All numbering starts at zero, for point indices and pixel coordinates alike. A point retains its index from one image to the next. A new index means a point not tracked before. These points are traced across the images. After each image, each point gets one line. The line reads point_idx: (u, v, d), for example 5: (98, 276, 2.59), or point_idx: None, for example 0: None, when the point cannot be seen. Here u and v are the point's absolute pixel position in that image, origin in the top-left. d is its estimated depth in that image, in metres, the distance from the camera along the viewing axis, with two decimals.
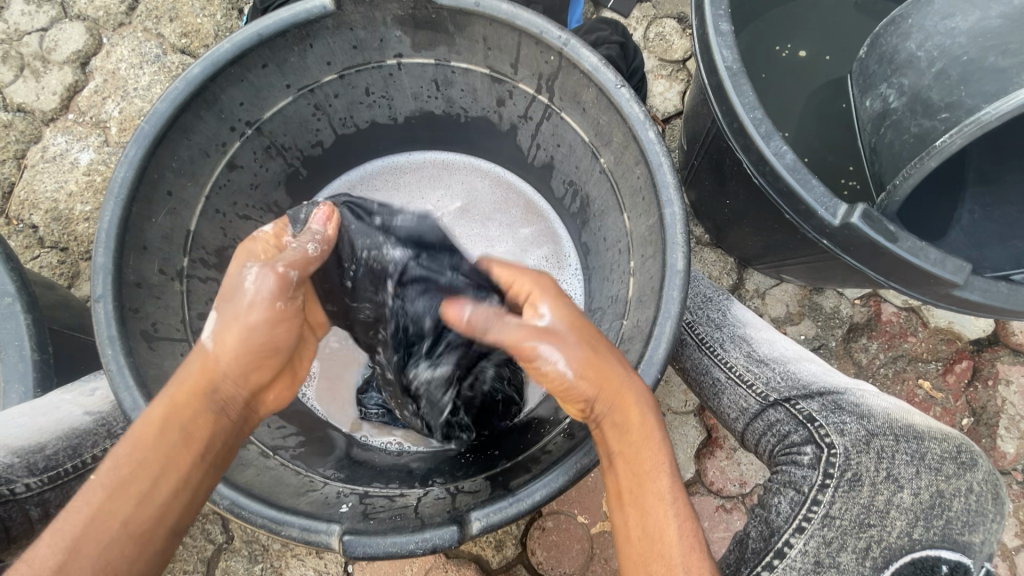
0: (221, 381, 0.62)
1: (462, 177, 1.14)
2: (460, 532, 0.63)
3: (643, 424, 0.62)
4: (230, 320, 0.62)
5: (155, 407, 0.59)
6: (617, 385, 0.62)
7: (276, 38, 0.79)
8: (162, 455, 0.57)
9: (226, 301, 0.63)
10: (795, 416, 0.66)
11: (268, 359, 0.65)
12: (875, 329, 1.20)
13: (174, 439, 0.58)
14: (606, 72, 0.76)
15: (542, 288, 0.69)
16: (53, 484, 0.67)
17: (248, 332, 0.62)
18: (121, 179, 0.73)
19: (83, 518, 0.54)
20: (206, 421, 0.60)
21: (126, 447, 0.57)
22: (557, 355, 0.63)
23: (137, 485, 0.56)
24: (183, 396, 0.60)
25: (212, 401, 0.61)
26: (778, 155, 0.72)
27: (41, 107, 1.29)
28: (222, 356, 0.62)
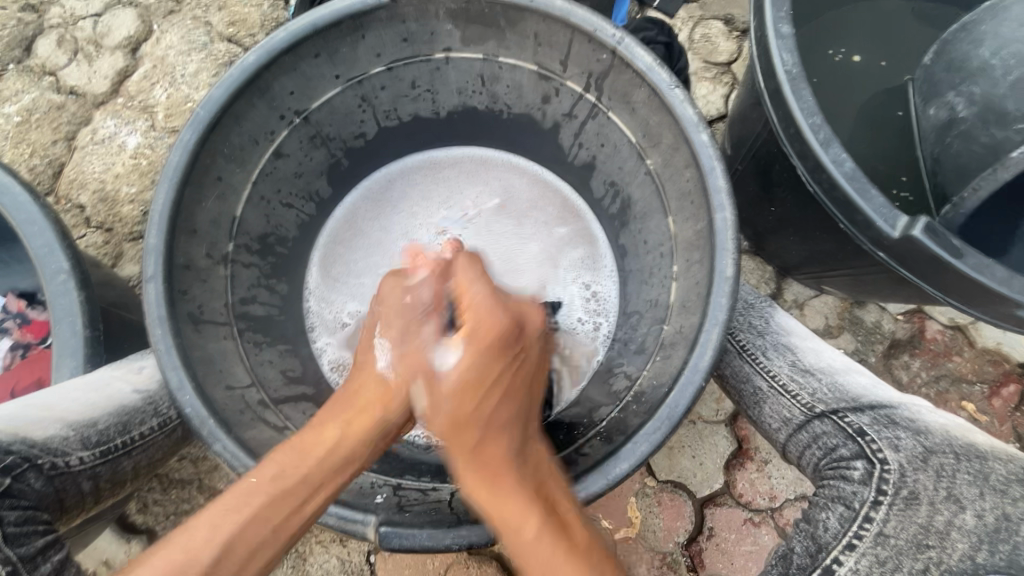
0: (394, 408, 0.68)
1: (500, 174, 1.13)
2: (495, 529, 0.63)
3: (510, 490, 0.61)
4: (399, 369, 0.70)
5: (330, 420, 0.66)
6: (484, 442, 0.65)
7: (330, 28, 0.79)
8: (320, 473, 0.61)
9: (400, 337, 0.71)
10: (844, 429, 0.64)
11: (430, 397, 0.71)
12: (917, 346, 1.17)
13: (337, 459, 0.63)
14: (660, 72, 0.75)
15: (475, 326, 0.68)
16: (104, 461, 0.67)
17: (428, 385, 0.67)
18: (175, 163, 0.74)
19: (234, 512, 0.57)
20: (361, 449, 0.65)
21: (291, 454, 0.62)
22: (423, 396, 0.68)
23: (295, 499, 0.59)
24: (359, 419, 0.66)
25: (378, 428, 0.67)
26: (837, 162, 0.70)
27: (92, 91, 1.33)
28: (401, 386, 0.69)
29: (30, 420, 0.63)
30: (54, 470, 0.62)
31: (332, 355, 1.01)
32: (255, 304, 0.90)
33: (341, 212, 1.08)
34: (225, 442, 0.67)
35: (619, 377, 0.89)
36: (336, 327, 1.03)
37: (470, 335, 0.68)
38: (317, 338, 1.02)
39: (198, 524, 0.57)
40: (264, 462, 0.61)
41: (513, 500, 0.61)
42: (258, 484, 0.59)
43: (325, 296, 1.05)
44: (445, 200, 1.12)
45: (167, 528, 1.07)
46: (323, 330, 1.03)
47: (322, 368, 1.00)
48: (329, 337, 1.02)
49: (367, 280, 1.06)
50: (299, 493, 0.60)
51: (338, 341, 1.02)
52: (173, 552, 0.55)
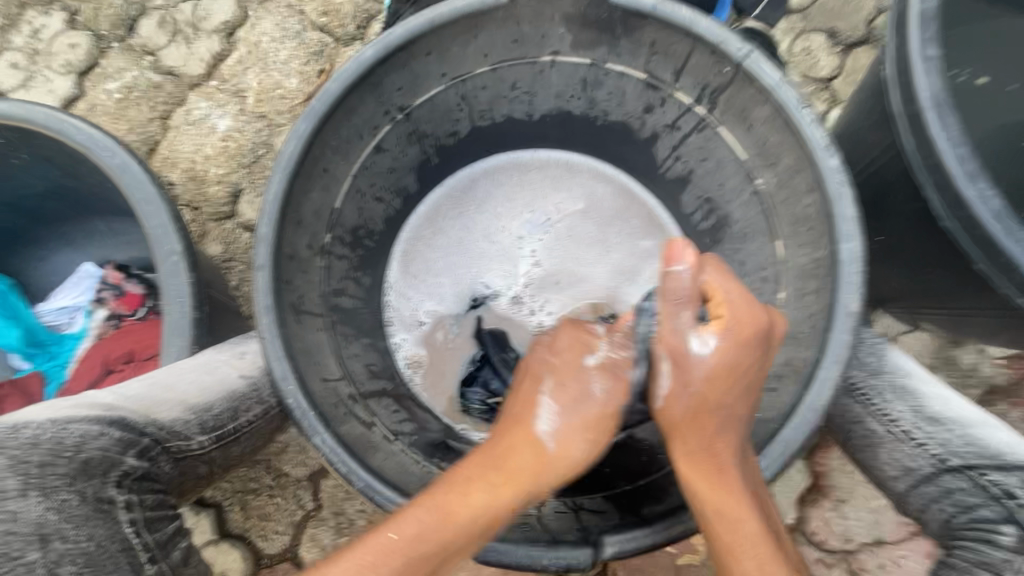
0: (545, 477, 0.65)
1: (585, 180, 1.11)
2: (595, 554, 0.60)
3: (732, 496, 0.62)
4: (575, 421, 0.67)
5: (475, 476, 0.62)
6: (711, 444, 0.65)
7: (446, 27, 0.79)
8: (459, 540, 0.58)
9: (573, 405, 0.68)
10: (986, 490, 0.58)
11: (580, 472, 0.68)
12: (1016, 395, 1.10)
13: (478, 528, 0.60)
14: (789, 90, 0.71)
15: (733, 317, 0.65)
16: (219, 447, 0.69)
17: (585, 446, 0.67)
18: (290, 154, 0.75)
19: (371, 571, 0.56)
20: (501, 518, 0.61)
21: (434, 516, 0.59)
22: (665, 376, 0.67)
23: (436, 558, 0.58)
24: (501, 483, 0.62)
25: (526, 494, 0.63)
26: (982, 200, 0.65)
27: (188, 72, 1.37)
28: (560, 457, 0.66)
29: (155, 403, 0.65)
30: (179, 453, 0.64)
31: (408, 352, 1.02)
32: (344, 296, 0.91)
33: (424, 209, 1.08)
34: (324, 436, 0.68)
35: None
36: (412, 324, 1.04)
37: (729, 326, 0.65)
38: (393, 333, 1.03)
39: None
40: (403, 517, 0.59)
41: (736, 496, 0.62)
42: (398, 541, 0.58)
43: (404, 292, 1.05)
44: (527, 203, 1.10)
45: (236, 503, 1.10)
46: (399, 325, 1.04)
47: (397, 363, 1.01)
48: (406, 334, 1.03)
49: (444, 279, 1.07)
50: (442, 552, 0.58)
51: (414, 337, 1.03)
52: None
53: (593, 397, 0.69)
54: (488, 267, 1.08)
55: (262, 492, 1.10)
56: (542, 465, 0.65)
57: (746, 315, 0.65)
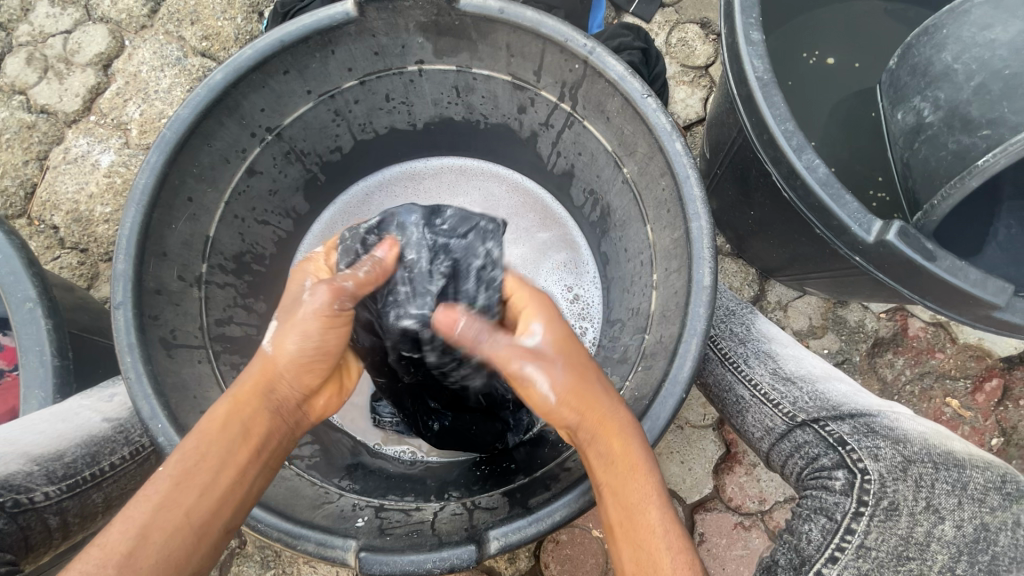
0: (281, 382, 0.65)
1: (478, 183, 1.12)
2: (477, 552, 0.61)
3: (629, 452, 0.60)
4: (287, 323, 0.64)
5: (217, 404, 0.62)
6: (602, 412, 0.62)
7: (299, 45, 0.78)
8: (222, 452, 0.59)
9: (285, 309, 0.66)
10: (825, 439, 0.65)
11: (313, 367, 0.66)
12: (901, 344, 1.17)
13: (238, 438, 0.61)
14: (632, 81, 0.75)
15: (541, 305, 0.69)
16: (75, 494, 0.68)
17: (307, 340, 0.64)
18: (143, 185, 0.73)
19: (150, 504, 0.55)
20: (260, 422, 0.63)
21: (192, 446, 0.59)
22: (538, 372, 0.62)
23: (204, 477, 0.58)
24: (246, 395, 0.63)
25: (270, 405, 0.64)
26: (810, 169, 0.70)
27: (63, 109, 1.30)
28: (281, 357, 0.64)
29: None
30: (17, 507, 0.63)
31: None
32: (232, 324, 0.89)
33: (319, 227, 1.07)
34: None
35: None
36: None
37: (541, 309, 0.68)
38: None
39: (110, 530, 0.54)
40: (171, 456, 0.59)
41: (632, 435, 0.61)
42: (165, 471, 0.57)
43: None
44: None
45: None
46: None
47: None
48: None
49: None
50: (211, 472, 0.58)
51: None
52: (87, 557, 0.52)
53: (312, 301, 0.64)
54: None
55: None
56: (274, 377, 0.64)
57: (529, 296, 0.71)
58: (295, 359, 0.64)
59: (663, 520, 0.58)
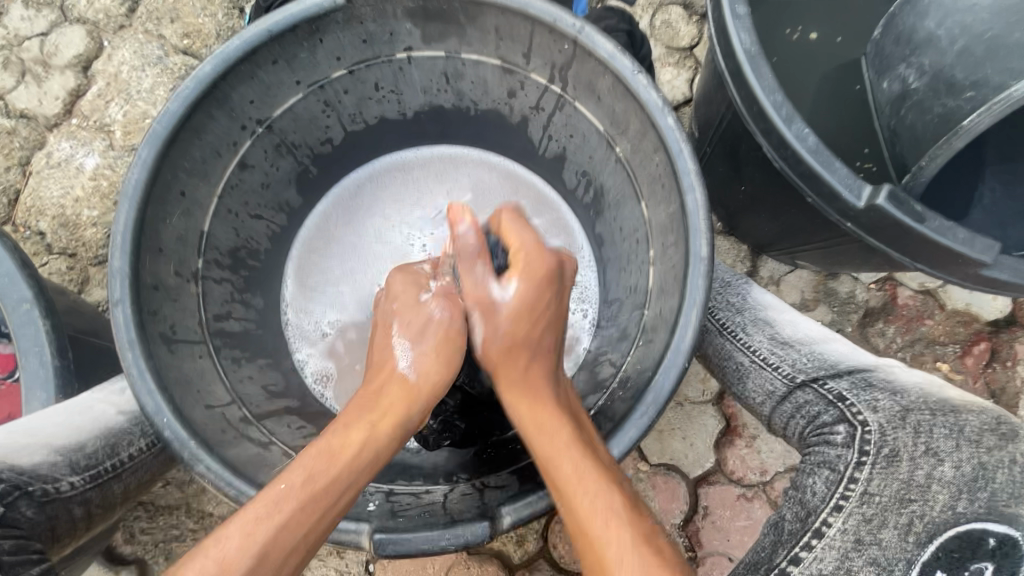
0: (415, 406, 0.68)
1: (470, 171, 1.12)
2: (491, 527, 0.62)
3: (545, 417, 0.67)
4: (429, 347, 0.72)
5: (357, 423, 0.64)
6: (515, 377, 0.71)
7: (286, 34, 0.78)
8: (353, 475, 0.60)
9: (420, 328, 0.74)
10: (825, 397, 0.67)
11: (447, 394, 0.73)
12: (891, 313, 1.20)
13: (371, 457, 0.62)
14: (622, 59, 0.75)
15: (524, 265, 0.74)
16: (96, 485, 0.69)
17: (447, 367, 0.72)
18: (135, 181, 0.72)
19: (263, 521, 0.55)
20: (390, 446, 0.65)
21: (322, 459, 0.60)
22: (480, 327, 0.74)
23: (331, 498, 0.58)
24: (389, 418, 0.65)
25: (402, 428, 0.66)
26: (800, 138, 0.71)
27: (44, 113, 1.28)
28: (423, 385, 0.70)
29: (14, 449, 0.63)
30: (45, 496, 0.62)
31: (315, 367, 0.99)
32: (230, 320, 0.88)
33: (311, 220, 1.06)
34: (209, 462, 0.66)
35: (606, 364, 0.89)
36: (317, 339, 1.01)
37: (521, 269, 0.74)
38: (298, 349, 1.00)
39: (230, 535, 0.54)
40: (291, 468, 0.59)
41: (549, 408, 0.68)
42: (289, 488, 0.57)
43: (303, 307, 1.02)
44: (418, 201, 1.10)
45: (159, 555, 1.04)
46: (303, 342, 1.00)
47: (306, 380, 0.98)
48: (309, 349, 1.00)
49: (343, 288, 1.04)
50: (339, 492, 0.59)
51: (321, 351, 1.00)
52: (206, 561, 0.53)
53: (434, 322, 0.74)
54: (384, 269, 1.06)
55: (185, 539, 1.04)
56: (413, 402, 0.69)
57: (534, 256, 0.74)
58: (429, 383, 0.71)
59: (590, 477, 0.61)
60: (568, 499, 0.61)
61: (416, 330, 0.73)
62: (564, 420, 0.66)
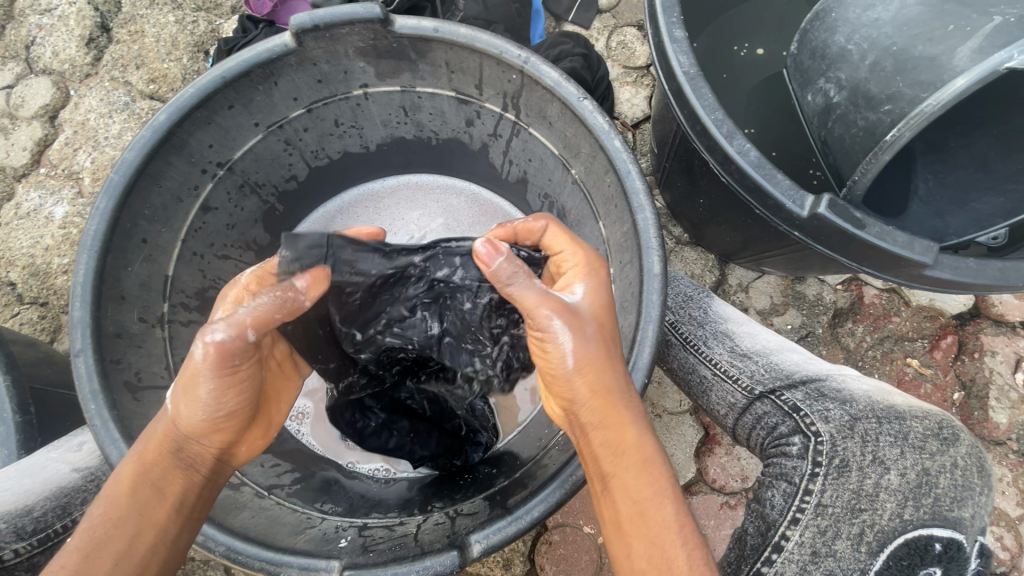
0: (187, 437, 0.61)
1: (437, 198, 1.14)
2: (460, 556, 0.62)
3: (637, 443, 0.61)
4: (181, 377, 0.60)
5: (126, 465, 0.60)
6: (613, 398, 0.61)
7: (240, 79, 0.80)
8: (132, 514, 0.57)
9: (179, 359, 0.62)
10: (781, 408, 0.70)
11: (226, 421, 0.63)
12: (859, 312, 1.22)
13: (140, 494, 0.58)
14: (568, 86, 0.78)
15: (590, 264, 0.67)
16: (45, 548, 0.70)
17: (209, 399, 0.60)
18: (93, 231, 0.73)
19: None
20: (167, 479, 0.60)
21: (101, 507, 0.57)
22: (570, 335, 0.61)
23: (118, 544, 0.56)
24: (150, 456, 0.60)
25: (179, 459, 0.61)
26: (742, 153, 0.74)
27: (11, 164, 1.29)
28: (181, 419, 0.60)
29: None
30: None
31: None
32: None
33: None
34: None
35: None
36: None
37: (591, 269, 0.67)
38: None
39: None
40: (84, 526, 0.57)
41: (639, 431, 0.62)
42: (73, 542, 0.56)
43: None
44: (387, 229, 1.13)
45: None
46: None
47: None
48: None
49: None
50: (126, 535, 0.56)
51: None
52: None
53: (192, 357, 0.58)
54: None
55: None
56: (180, 433, 0.61)
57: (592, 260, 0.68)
58: (184, 416, 0.60)
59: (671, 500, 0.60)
60: (651, 531, 0.58)
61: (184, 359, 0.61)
62: (654, 444, 0.62)
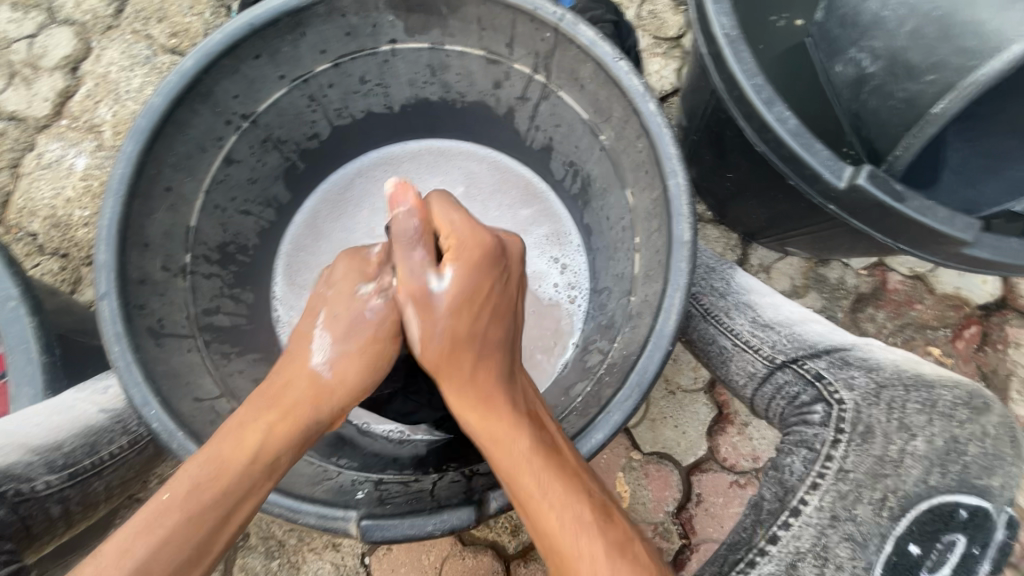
0: (323, 403, 0.66)
1: (459, 164, 1.13)
2: (477, 511, 0.63)
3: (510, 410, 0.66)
4: (352, 350, 0.69)
5: (258, 415, 0.62)
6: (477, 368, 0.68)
7: (268, 28, 0.78)
8: (246, 479, 0.58)
9: (341, 338, 0.69)
10: (803, 376, 0.69)
11: (365, 392, 0.70)
12: (882, 298, 1.20)
13: (247, 478, 0.58)
14: (604, 46, 0.76)
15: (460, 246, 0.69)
16: (72, 483, 0.70)
17: (364, 370, 0.69)
18: (120, 175, 0.72)
19: (154, 534, 0.53)
20: (283, 442, 0.61)
21: (233, 447, 0.59)
22: (416, 319, 0.69)
23: (231, 496, 0.57)
24: (285, 408, 0.63)
25: (312, 428, 0.64)
26: (781, 120, 0.72)
27: (33, 114, 1.28)
28: (337, 386, 0.67)
29: None
30: (19, 496, 0.64)
31: None
32: (219, 315, 0.89)
33: (300, 217, 1.06)
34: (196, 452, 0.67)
35: (594, 353, 0.88)
36: None
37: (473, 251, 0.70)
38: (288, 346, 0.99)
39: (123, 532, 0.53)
40: (177, 477, 0.57)
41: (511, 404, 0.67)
42: (176, 493, 0.55)
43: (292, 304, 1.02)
44: None
45: None
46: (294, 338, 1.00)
47: None
48: None
49: None
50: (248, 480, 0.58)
51: None
52: (104, 551, 0.52)
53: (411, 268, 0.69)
54: None
55: None
56: (317, 399, 0.65)
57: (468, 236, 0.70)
58: (335, 376, 0.67)
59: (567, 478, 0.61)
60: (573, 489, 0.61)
61: (345, 284, 0.72)
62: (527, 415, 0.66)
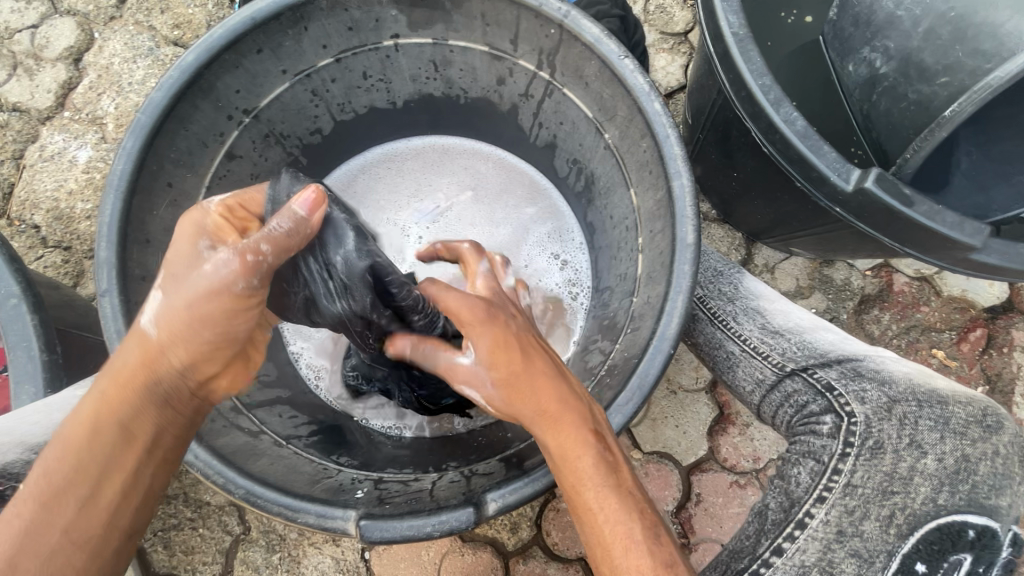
0: (167, 366, 0.58)
1: (464, 163, 1.12)
2: (476, 513, 0.62)
3: (564, 427, 0.61)
4: (179, 304, 0.56)
5: (92, 395, 0.58)
6: (543, 391, 0.63)
7: (270, 21, 0.77)
8: (102, 457, 0.56)
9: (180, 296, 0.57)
10: (813, 386, 0.70)
11: (219, 360, 0.60)
12: (886, 300, 1.19)
13: (100, 462, 0.56)
14: (609, 43, 0.74)
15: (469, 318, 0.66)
16: None
17: (197, 326, 0.57)
18: (120, 171, 0.72)
19: (30, 531, 0.54)
20: (144, 416, 0.58)
21: (73, 436, 0.56)
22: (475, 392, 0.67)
23: (85, 486, 0.55)
24: (115, 392, 0.57)
25: (153, 396, 0.58)
26: (789, 122, 0.71)
27: (36, 106, 1.28)
28: (166, 346, 0.57)
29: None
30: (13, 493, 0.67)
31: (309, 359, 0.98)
32: None
33: None
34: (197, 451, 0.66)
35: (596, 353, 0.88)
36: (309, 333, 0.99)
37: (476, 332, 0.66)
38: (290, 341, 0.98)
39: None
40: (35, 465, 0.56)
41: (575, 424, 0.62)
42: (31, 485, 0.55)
43: None
44: (413, 191, 1.11)
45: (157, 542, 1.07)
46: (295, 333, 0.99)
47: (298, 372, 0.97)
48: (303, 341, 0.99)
49: None
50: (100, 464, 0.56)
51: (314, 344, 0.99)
52: None
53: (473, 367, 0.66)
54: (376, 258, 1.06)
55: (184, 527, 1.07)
56: (152, 368, 0.58)
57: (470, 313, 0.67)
58: (166, 331, 0.57)
59: (612, 500, 0.59)
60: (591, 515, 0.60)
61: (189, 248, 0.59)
62: (583, 421, 0.62)
